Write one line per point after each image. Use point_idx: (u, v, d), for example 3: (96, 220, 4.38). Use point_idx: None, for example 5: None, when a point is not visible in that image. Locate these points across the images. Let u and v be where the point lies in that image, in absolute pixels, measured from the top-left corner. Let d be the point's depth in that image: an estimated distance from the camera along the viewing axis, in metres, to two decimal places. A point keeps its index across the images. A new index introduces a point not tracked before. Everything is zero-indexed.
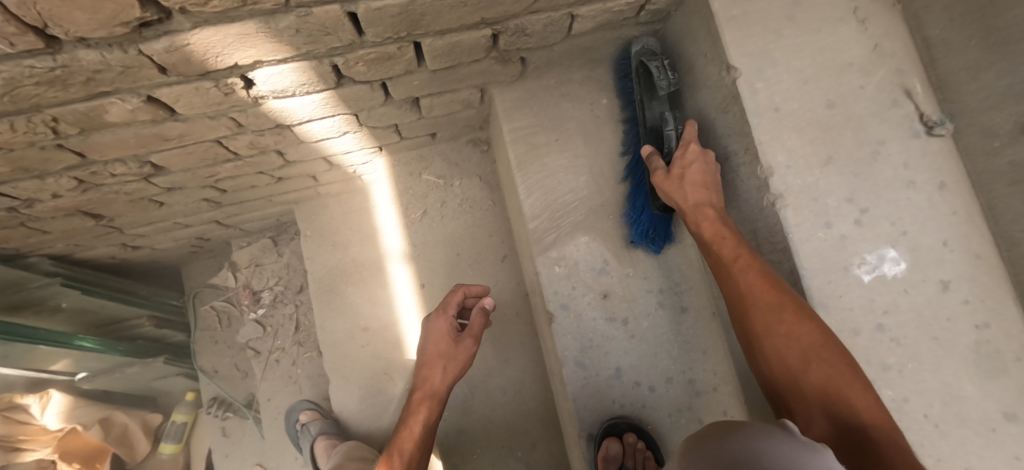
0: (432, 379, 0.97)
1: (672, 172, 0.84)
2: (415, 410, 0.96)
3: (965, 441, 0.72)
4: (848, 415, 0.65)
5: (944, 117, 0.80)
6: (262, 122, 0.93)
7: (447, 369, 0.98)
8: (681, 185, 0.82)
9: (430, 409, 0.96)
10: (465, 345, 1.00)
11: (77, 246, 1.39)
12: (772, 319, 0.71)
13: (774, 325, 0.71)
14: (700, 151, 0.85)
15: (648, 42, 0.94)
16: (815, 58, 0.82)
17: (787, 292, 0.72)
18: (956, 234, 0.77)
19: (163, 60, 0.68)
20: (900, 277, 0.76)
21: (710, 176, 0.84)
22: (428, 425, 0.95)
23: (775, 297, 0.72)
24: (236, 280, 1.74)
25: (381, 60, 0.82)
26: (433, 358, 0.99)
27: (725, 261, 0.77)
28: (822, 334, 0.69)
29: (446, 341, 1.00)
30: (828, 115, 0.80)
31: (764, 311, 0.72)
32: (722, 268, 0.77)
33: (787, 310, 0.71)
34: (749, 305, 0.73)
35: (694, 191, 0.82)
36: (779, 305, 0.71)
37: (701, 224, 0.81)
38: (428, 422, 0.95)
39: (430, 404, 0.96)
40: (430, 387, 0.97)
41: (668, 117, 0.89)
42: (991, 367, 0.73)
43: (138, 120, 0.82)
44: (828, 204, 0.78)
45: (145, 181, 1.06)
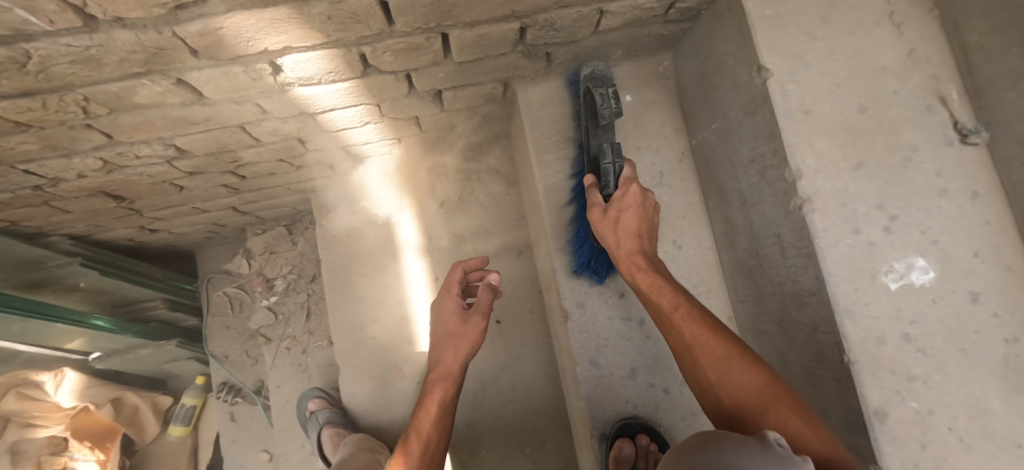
0: (445, 358, 0.96)
1: (609, 212, 0.85)
2: (430, 391, 0.95)
3: (990, 456, 0.71)
4: (802, 454, 0.64)
5: (979, 125, 0.79)
6: (287, 109, 0.93)
7: (459, 348, 0.96)
8: (614, 230, 0.84)
9: (446, 385, 0.95)
10: (473, 323, 0.99)
11: (98, 227, 1.40)
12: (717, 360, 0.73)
13: (725, 371, 0.73)
14: (639, 194, 0.85)
15: (597, 66, 0.95)
16: (848, 62, 0.81)
17: (730, 336, 0.75)
18: (987, 245, 0.76)
19: (195, 43, 0.69)
20: (927, 287, 0.74)
21: (645, 223, 0.85)
22: (443, 404, 0.94)
23: (720, 342, 0.74)
24: (250, 266, 1.75)
25: (409, 50, 0.82)
26: (444, 339, 0.98)
27: (664, 312, 0.79)
28: (766, 377, 0.70)
29: (455, 320, 0.99)
30: (861, 119, 0.79)
31: (711, 358, 0.74)
32: (662, 316, 0.79)
33: (734, 357, 0.72)
34: (693, 352, 0.75)
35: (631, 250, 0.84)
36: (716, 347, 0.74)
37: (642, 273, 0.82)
38: (445, 401, 0.94)
39: (444, 385, 0.95)
40: (443, 367, 0.96)
41: (606, 149, 0.87)
42: (1019, 382, 0.72)
43: (167, 103, 0.82)
44: (857, 210, 0.76)
45: (169, 164, 1.07)
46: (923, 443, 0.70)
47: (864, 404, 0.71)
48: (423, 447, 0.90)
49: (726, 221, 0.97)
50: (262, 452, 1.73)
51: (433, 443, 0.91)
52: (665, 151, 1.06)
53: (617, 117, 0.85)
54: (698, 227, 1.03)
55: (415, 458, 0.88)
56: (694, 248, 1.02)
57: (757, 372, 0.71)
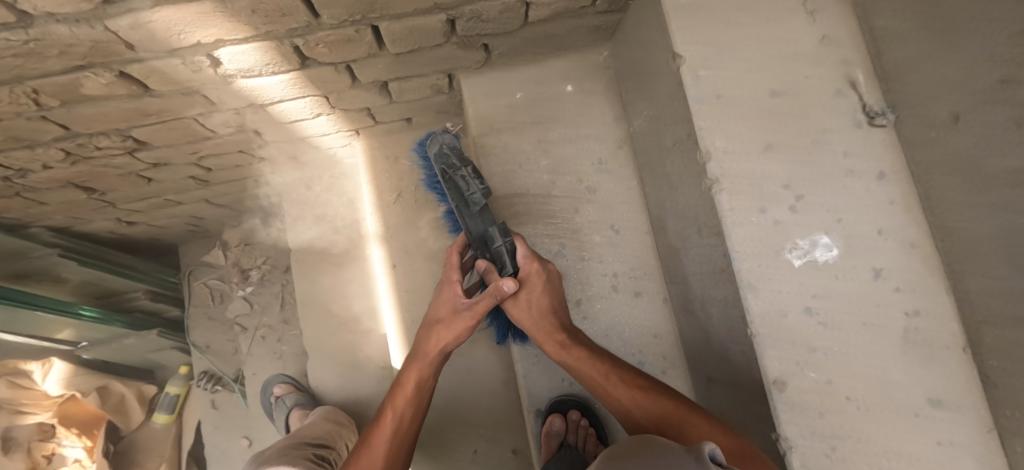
0: (427, 343, 0.92)
1: (519, 298, 0.88)
2: (405, 376, 0.92)
3: (889, 424, 0.73)
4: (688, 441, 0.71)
5: (886, 107, 0.81)
6: (235, 100, 0.98)
7: (443, 335, 0.90)
8: (529, 313, 0.88)
9: (423, 370, 0.92)
10: (465, 317, 0.90)
11: (76, 219, 1.46)
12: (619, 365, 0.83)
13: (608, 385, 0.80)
14: (541, 269, 0.89)
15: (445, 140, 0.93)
16: (762, 47, 0.83)
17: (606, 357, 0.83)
18: (892, 222, 0.79)
19: (129, 36, 0.73)
20: (832, 263, 0.77)
21: (555, 298, 0.89)
22: (420, 390, 0.92)
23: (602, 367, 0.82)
24: (226, 258, 1.80)
25: (342, 42, 0.86)
26: (433, 323, 0.93)
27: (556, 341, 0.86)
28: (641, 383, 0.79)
29: (444, 309, 0.92)
30: (772, 103, 0.81)
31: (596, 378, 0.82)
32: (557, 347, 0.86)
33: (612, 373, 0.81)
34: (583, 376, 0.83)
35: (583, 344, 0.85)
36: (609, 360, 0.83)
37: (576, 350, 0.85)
38: (420, 388, 0.92)
39: (421, 369, 0.92)
40: (422, 351, 0.92)
41: (495, 232, 0.87)
42: (918, 353, 0.75)
43: (115, 95, 0.87)
44: (765, 190, 0.79)
45: (131, 156, 1.12)
46: (822, 411, 0.74)
47: (765, 375, 0.75)
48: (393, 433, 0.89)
49: (659, 205, 1.00)
50: (242, 438, 1.79)
51: (404, 431, 0.90)
52: (605, 138, 1.09)
53: (491, 193, 0.87)
54: (636, 211, 1.06)
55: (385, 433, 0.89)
56: (631, 232, 1.05)
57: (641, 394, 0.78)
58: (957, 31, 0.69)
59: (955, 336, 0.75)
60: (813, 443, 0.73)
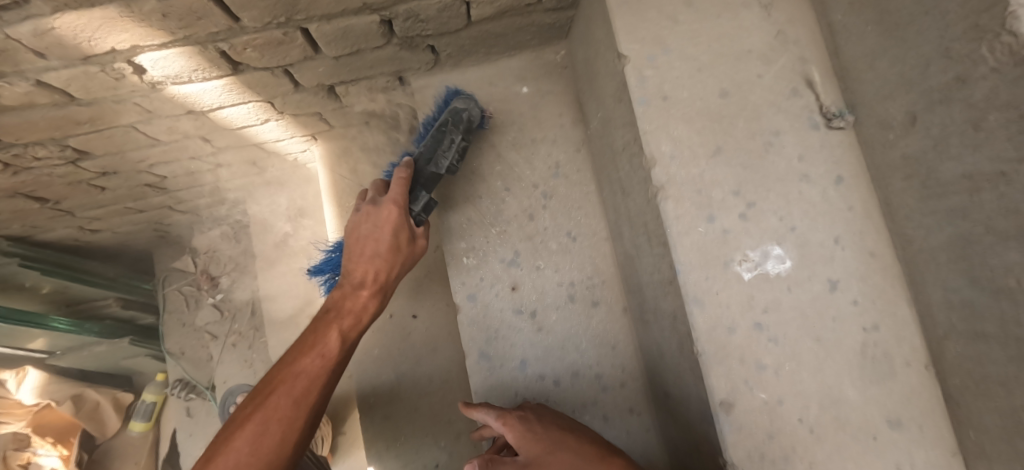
0: (359, 267, 0.88)
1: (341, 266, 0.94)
2: (325, 328, 0.84)
3: (843, 446, 0.69)
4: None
5: (845, 108, 0.76)
6: (170, 107, 0.94)
7: (378, 263, 0.88)
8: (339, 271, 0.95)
9: (355, 320, 0.86)
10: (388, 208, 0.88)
11: (35, 228, 1.44)
12: (549, 446, 0.78)
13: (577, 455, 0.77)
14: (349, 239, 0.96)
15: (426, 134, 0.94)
16: (711, 45, 0.78)
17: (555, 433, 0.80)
18: (849, 230, 0.74)
19: (34, 44, 0.70)
20: (784, 275, 0.72)
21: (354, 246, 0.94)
22: (326, 356, 0.82)
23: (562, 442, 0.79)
24: (196, 265, 1.77)
25: (272, 45, 0.82)
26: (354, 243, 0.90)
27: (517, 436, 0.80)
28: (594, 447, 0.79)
29: (369, 245, 0.88)
30: (721, 104, 0.77)
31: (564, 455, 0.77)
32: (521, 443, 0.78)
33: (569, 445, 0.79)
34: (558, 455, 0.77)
35: (521, 427, 0.81)
36: (537, 440, 0.79)
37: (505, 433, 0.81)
38: (329, 350, 0.82)
39: (344, 323, 0.85)
40: (356, 301, 0.87)
41: None
42: (876, 370, 0.70)
43: (39, 104, 0.84)
44: (713, 197, 0.74)
45: (74, 165, 1.09)
46: (771, 433, 0.69)
47: (712, 394, 0.70)
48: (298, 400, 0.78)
49: (614, 212, 0.96)
50: None
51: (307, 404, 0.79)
52: (561, 141, 1.04)
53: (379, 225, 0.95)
54: (593, 217, 1.02)
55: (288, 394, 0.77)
56: (588, 240, 1.01)
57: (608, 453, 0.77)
58: (912, 26, 0.64)
59: (916, 351, 0.71)
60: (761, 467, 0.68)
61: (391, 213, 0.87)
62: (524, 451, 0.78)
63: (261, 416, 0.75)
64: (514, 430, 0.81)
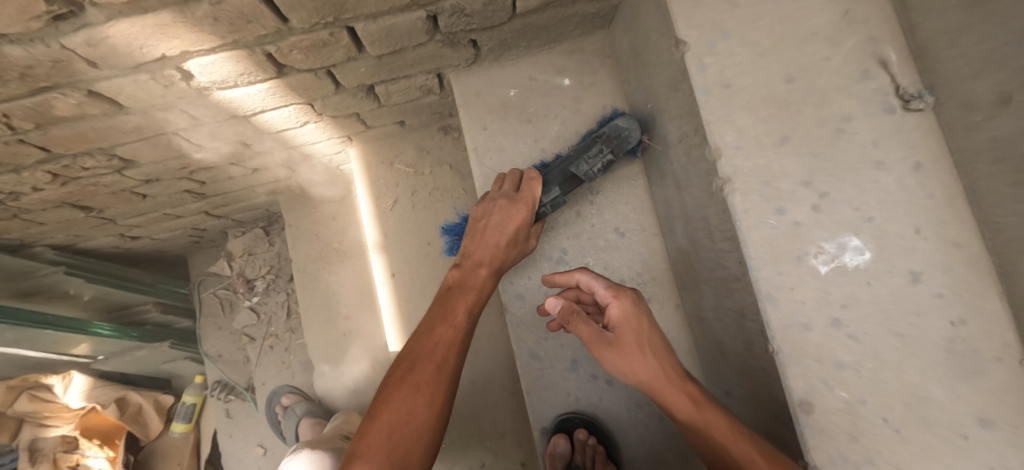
0: (475, 249, 0.86)
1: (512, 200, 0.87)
2: (454, 299, 0.82)
3: (930, 448, 0.65)
4: None
5: (921, 89, 0.72)
6: (215, 112, 0.94)
7: (512, 217, 0.86)
8: (501, 224, 0.86)
9: (478, 297, 0.83)
10: (524, 198, 0.87)
11: (77, 237, 1.46)
12: (667, 388, 0.71)
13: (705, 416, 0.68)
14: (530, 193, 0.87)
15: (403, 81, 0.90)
16: (774, 29, 0.75)
17: (689, 382, 0.71)
18: (931, 220, 0.69)
19: (89, 53, 0.70)
20: (861, 269, 0.69)
21: (524, 216, 0.86)
22: (458, 327, 0.79)
23: (683, 390, 0.71)
24: (231, 268, 1.79)
25: (317, 47, 0.81)
26: (486, 228, 0.87)
27: (657, 381, 0.72)
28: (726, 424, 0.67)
29: (508, 201, 0.87)
30: (788, 90, 0.73)
31: (695, 413, 0.69)
32: (655, 387, 0.72)
33: (700, 405, 0.69)
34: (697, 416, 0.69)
35: (629, 300, 0.76)
36: (637, 333, 0.74)
37: (609, 306, 0.77)
38: (459, 323, 0.80)
39: (468, 296, 0.82)
40: (475, 279, 0.84)
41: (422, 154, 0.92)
42: (964, 366, 0.66)
43: (89, 115, 0.84)
44: (782, 188, 0.71)
45: (120, 174, 1.10)
46: (852, 435, 0.66)
47: (788, 394, 0.68)
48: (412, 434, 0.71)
49: (666, 207, 0.93)
50: (257, 447, 1.78)
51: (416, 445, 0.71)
52: None
53: None
54: (642, 212, 0.99)
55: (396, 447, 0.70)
56: (638, 236, 0.98)
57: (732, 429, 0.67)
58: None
59: (1010, 346, 0.65)
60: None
61: (520, 212, 0.86)
62: (620, 331, 0.75)
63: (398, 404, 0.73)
64: (622, 304, 0.76)
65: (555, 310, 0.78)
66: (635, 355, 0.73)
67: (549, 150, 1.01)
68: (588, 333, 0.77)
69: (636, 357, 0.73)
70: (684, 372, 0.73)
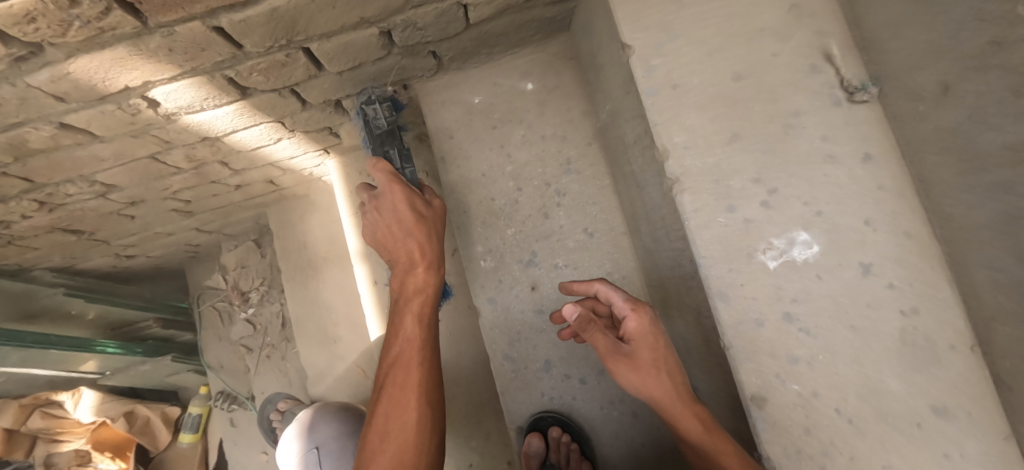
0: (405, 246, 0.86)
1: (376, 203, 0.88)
2: (403, 249, 0.86)
3: (885, 438, 0.65)
4: None
5: (869, 80, 0.72)
6: (186, 135, 0.96)
7: (399, 210, 0.87)
8: (382, 217, 0.88)
9: (430, 232, 0.87)
10: (391, 194, 0.87)
11: (74, 258, 1.50)
12: (677, 410, 0.71)
13: (713, 440, 0.68)
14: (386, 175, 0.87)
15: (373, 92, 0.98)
16: (720, 27, 0.75)
17: (699, 405, 0.72)
18: (881, 212, 0.70)
19: (53, 89, 0.73)
20: (812, 263, 0.70)
21: (404, 210, 0.86)
22: (424, 270, 0.86)
23: (693, 411, 0.71)
24: (226, 281, 1.82)
25: (276, 67, 0.83)
26: (393, 225, 0.87)
27: (672, 404, 0.72)
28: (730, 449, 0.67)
29: (392, 223, 0.87)
30: (735, 88, 0.74)
31: (704, 435, 0.69)
32: (667, 409, 0.72)
33: (709, 428, 0.69)
34: (705, 439, 0.69)
35: (648, 316, 0.77)
36: (653, 347, 0.75)
37: (628, 320, 0.78)
38: (416, 269, 0.86)
39: (415, 245, 0.86)
40: (412, 245, 0.86)
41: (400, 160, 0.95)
42: (917, 356, 0.66)
43: (64, 145, 0.87)
44: (731, 186, 0.72)
45: (104, 198, 1.13)
46: (807, 427, 0.67)
47: (742, 390, 0.69)
48: (409, 418, 0.78)
49: (631, 206, 0.94)
50: (260, 454, 1.82)
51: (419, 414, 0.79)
52: (572, 136, 1.02)
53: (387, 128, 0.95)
54: (610, 212, 1.00)
55: (396, 430, 0.77)
56: (606, 235, 0.99)
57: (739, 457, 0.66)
58: None
59: (961, 334, 0.66)
60: (799, 463, 0.67)
61: (398, 192, 0.86)
62: (637, 344, 0.76)
63: (391, 387, 0.80)
64: (640, 322, 0.77)
65: (573, 317, 0.79)
66: (648, 370, 0.74)
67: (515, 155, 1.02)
68: (604, 344, 0.77)
69: (651, 372, 0.73)
70: (693, 393, 0.73)
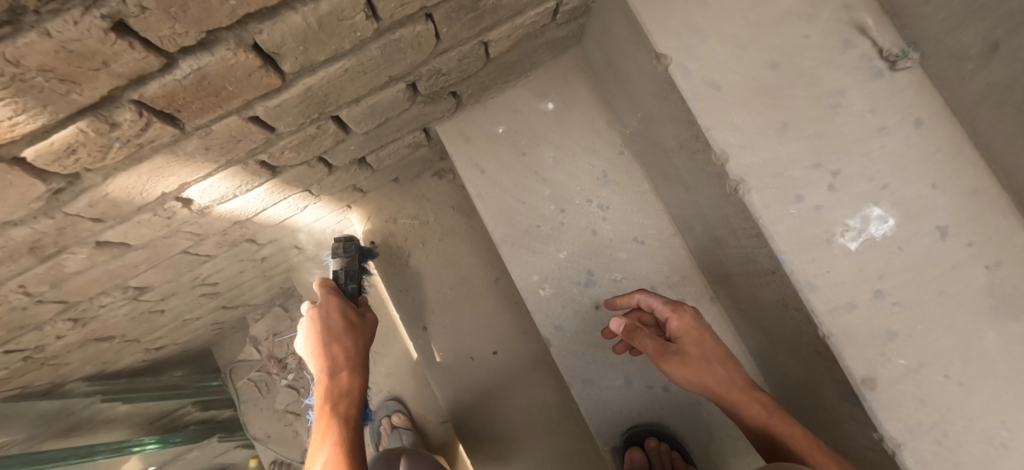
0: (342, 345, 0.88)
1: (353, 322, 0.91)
2: (357, 340, 0.89)
3: (998, 394, 0.66)
4: None
5: (906, 47, 0.72)
6: (218, 224, 0.93)
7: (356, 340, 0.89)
8: (336, 336, 0.88)
9: (360, 336, 0.90)
10: (361, 321, 0.92)
11: (105, 363, 1.45)
12: (734, 400, 0.75)
13: (773, 422, 0.72)
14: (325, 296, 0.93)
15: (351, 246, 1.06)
16: (747, 21, 0.75)
17: (758, 391, 0.75)
18: (944, 174, 0.70)
19: (91, 212, 0.69)
20: (889, 237, 0.70)
21: (354, 336, 0.89)
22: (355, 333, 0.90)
23: (752, 398, 0.75)
24: (260, 352, 1.81)
25: (307, 141, 0.80)
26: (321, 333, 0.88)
27: (728, 394, 0.75)
28: (797, 432, 0.70)
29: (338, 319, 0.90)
30: (775, 79, 0.73)
31: (767, 420, 0.73)
32: (724, 400, 0.76)
33: (772, 412, 0.73)
34: (768, 423, 0.72)
35: (688, 314, 0.81)
36: (699, 342, 0.79)
37: (671, 320, 0.82)
38: (351, 341, 0.89)
39: (355, 337, 0.89)
40: (339, 385, 0.84)
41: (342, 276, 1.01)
42: (1011, 307, 0.67)
43: (100, 261, 0.84)
44: (794, 176, 0.72)
45: (136, 300, 1.09)
46: (921, 399, 0.67)
47: (850, 375, 0.69)
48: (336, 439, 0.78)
49: (679, 208, 0.94)
50: None
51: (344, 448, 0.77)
52: (602, 148, 1.01)
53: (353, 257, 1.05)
54: (656, 216, 0.99)
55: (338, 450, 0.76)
56: (657, 240, 0.99)
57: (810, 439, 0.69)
58: None
59: None
60: (922, 435, 0.67)
61: (341, 316, 0.90)
62: (683, 342, 0.80)
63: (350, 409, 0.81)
64: (683, 320, 0.81)
65: (621, 329, 0.83)
66: (699, 364, 0.78)
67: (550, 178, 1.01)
68: (652, 347, 0.81)
69: (702, 365, 0.77)
70: (749, 380, 0.77)
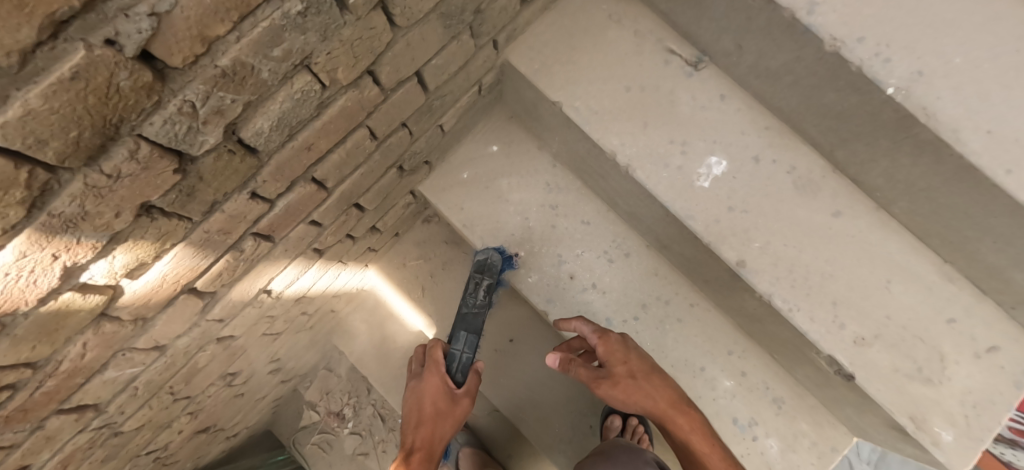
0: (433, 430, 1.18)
1: (453, 399, 1.20)
2: (443, 420, 1.18)
3: (815, 245, 1.07)
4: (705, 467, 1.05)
5: (699, 54, 1.13)
6: (287, 304, 1.26)
7: (446, 424, 1.18)
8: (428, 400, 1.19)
9: (449, 420, 1.19)
10: (460, 402, 1.20)
11: (199, 457, 1.71)
12: (660, 406, 1.10)
13: (681, 425, 1.09)
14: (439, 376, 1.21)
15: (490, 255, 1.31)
16: (601, 65, 1.14)
17: (676, 399, 1.12)
18: (747, 124, 1.11)
19: (221, 315, 1.01)
20: (726, 172, 1.10)
21: (449, 415, 1.18)
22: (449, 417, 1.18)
23: (669, 405, 1.11)
24: (318, 413, 2.10)
25: (341, 225, 1.15)
26: (431, 416, 1.18)
27: (651, 406, 1.10)
28: (701, 436, 1.08)
29: (440, 398, 1.19)
30: (629, 96, 1.13)
31: (674, 419, 1.10)
32: (653, 410, 1.10)
33: (681, 420, 1.10)
34: (674, 422, 1.10)
35: (613, 342, 1.15)
36: (625, 365, 1.13)
37: (598, 347, 1.15)
38: (441, 424, 1.18)
39: (444, 419, 1.18)
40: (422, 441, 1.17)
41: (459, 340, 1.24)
42: (808, 192, 1.08)
43: (217, 354, 1.15)
44: (660, 152, 1.12)
45: (230, 385, 1.39)
46: (775, 263, 1.07)
47: (731, 263, 1.08)
48: None
49: (603, 192, 1.33)
50: None
51: None
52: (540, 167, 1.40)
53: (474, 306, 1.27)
54: (592, 202, 1.38)
55: None
56: (597, 218, 1.37)
57: (701, 436, 1.09)
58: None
59: (822, 167, 1.09)
60: (782, 283, 1.06)
61: (442, 398, 1.19)
62: (611, 366, 1.12)
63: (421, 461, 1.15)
64: (606, 345, 1.14)
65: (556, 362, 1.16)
66: (625, 383, 1.11)
67: (511, 198, 1.39)
68: (588, 373, 1.14)
69: (629, 384, 1.11)
70: (672, 397, 1.12)
